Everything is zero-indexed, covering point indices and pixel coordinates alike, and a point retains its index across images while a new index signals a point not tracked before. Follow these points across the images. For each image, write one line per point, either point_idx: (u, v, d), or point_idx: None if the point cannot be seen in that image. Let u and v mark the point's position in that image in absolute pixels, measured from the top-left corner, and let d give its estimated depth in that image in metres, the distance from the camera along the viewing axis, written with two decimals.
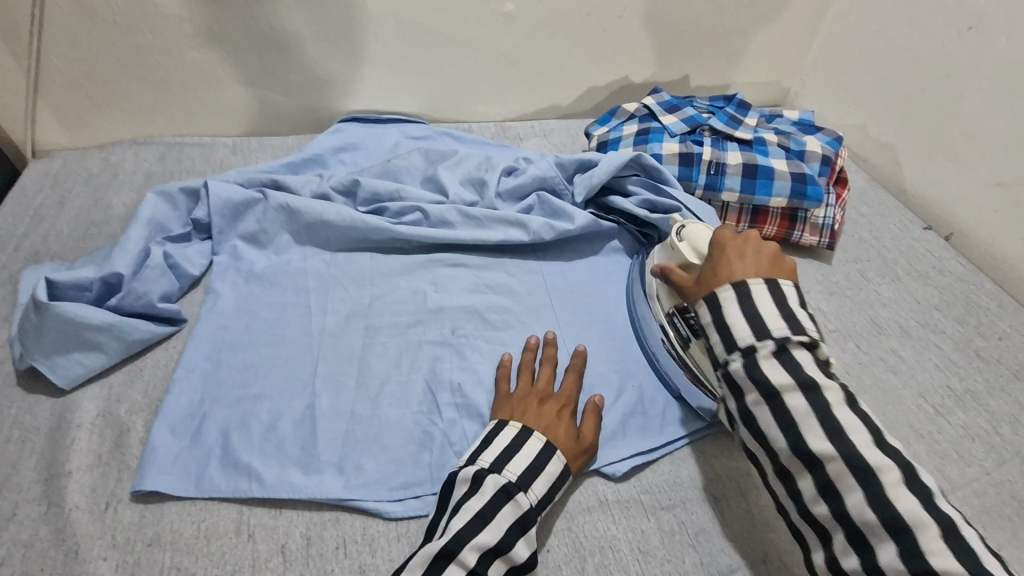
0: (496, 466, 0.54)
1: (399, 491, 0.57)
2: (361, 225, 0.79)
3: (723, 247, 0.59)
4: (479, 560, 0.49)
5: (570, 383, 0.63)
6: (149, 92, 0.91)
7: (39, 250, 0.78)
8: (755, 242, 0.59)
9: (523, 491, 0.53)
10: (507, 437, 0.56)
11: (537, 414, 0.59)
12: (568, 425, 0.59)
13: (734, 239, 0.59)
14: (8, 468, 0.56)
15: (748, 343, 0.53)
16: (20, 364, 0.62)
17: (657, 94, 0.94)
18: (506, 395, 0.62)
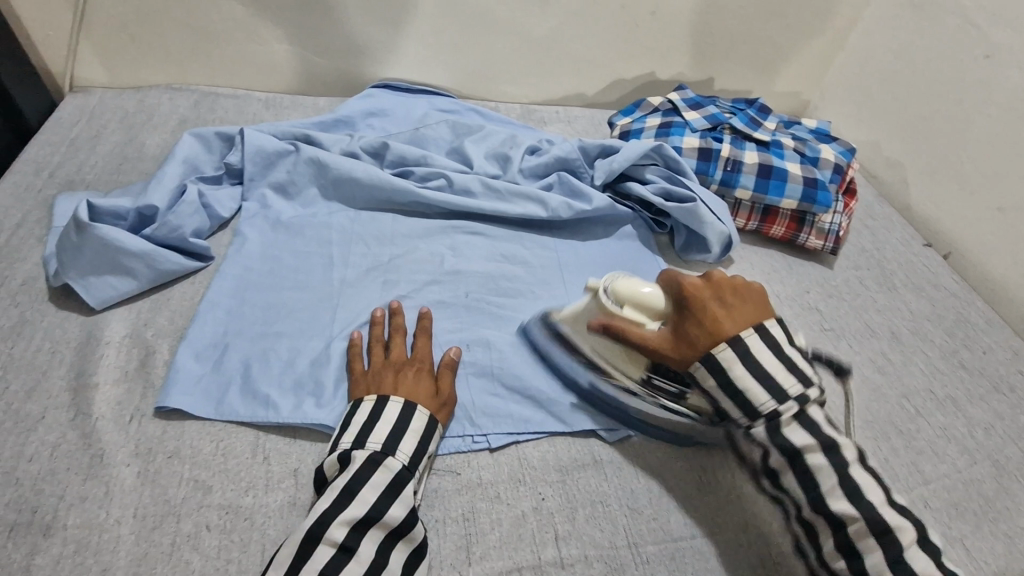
0: (358, 442, 0.54)
1: None
2: (387, 186, 0.81)
3: (697, 303, 0.55)
4: (348, 535, 0.49)
5: (422, 345, 0.64)
6: (191, 41, 0.93)
7: (72, 179, 0.81)
8: (725, 287, 0.55)
9: (390, 455, 0.54)
10: (363, 415, 0.56)
11: (394, 388, 0.59)
12: (429, 383, 0.61)
13: (705, 289, 0.55)
14: (39, 375, 0.59)
15: (771, 410, 0.51)
16: (55, 281, 0.66)
17: (682, 91, 0.98)
18: (356, 378, 0.61)
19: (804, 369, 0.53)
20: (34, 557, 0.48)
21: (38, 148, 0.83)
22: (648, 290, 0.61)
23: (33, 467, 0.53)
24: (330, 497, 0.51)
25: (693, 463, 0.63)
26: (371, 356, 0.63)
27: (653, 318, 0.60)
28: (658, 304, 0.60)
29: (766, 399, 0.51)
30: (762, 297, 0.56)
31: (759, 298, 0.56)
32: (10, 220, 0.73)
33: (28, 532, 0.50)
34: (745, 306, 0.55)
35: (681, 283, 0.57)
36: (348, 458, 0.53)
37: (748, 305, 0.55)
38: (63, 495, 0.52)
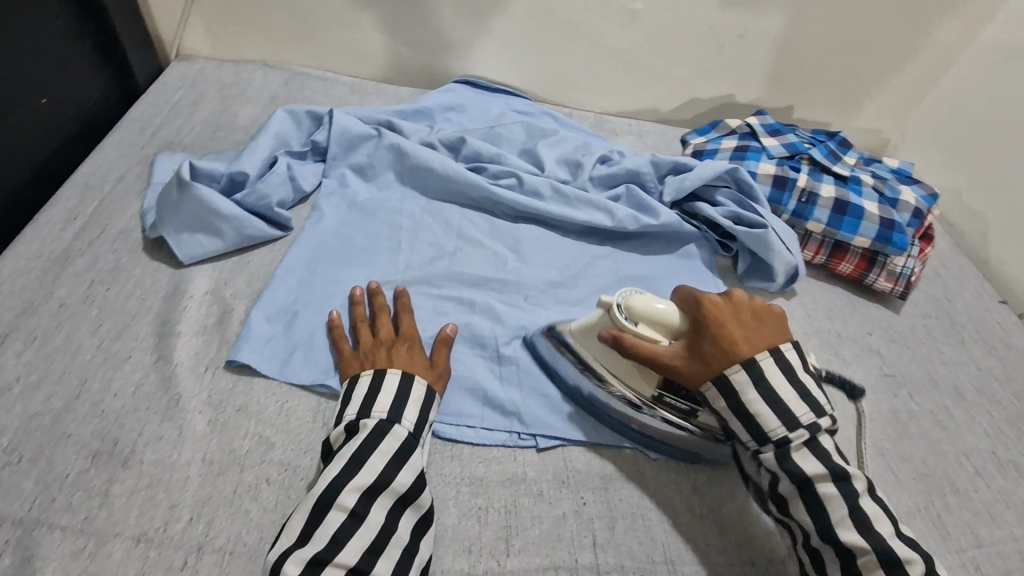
0: (364, 411, 0.56)
1: (453, 418, 0.62)
2: (460, 178, 0.84)
3: (714, 320, 0.55)
4: (359, 501, 0.50)
5: (409, 322, 0.66)
6: (290, 21, 0.98)
7: (172, 140, 0.86)
8: (743, 308, 0.56)
9: (397, 423, 0.55)
10: (365, 386, 0.58)
11: (388, 362, 0.60)
12: (422, 353, 0.63)
13: (725, 307, 0.56)
14: (129, 318, 0.64)
15: (781, 435, 0.52)
16: (150, 233, 0.71)
17: (761, 117, 0.97)
18: (343, 357, 0.62)
19: (818, 395, 0.54)
20: (112, 485, 0.52)
21: (144, 109, 0.89)
22: (661, 304, 0.58)
23: (118, 402, 0.57)
24: (341, 463, 0.51)
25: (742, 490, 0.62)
26: (358, 335, 0.64)
27: (664, 332, 0.58)
28: (671, 318, 0.57)
29: (777, 426, 0.52)
30: (778, 319, 0.57)
31: (775, 318, 0.57)
32: (115, 172, 0.79)
33: (108, 461, 0.54)
34: (761, 328, 0.56)
35: (700, 301, 0.57)
36: (357, 426, 0.54)
37: (767, 325, 0.56)
38: (141, 432, 0.56)
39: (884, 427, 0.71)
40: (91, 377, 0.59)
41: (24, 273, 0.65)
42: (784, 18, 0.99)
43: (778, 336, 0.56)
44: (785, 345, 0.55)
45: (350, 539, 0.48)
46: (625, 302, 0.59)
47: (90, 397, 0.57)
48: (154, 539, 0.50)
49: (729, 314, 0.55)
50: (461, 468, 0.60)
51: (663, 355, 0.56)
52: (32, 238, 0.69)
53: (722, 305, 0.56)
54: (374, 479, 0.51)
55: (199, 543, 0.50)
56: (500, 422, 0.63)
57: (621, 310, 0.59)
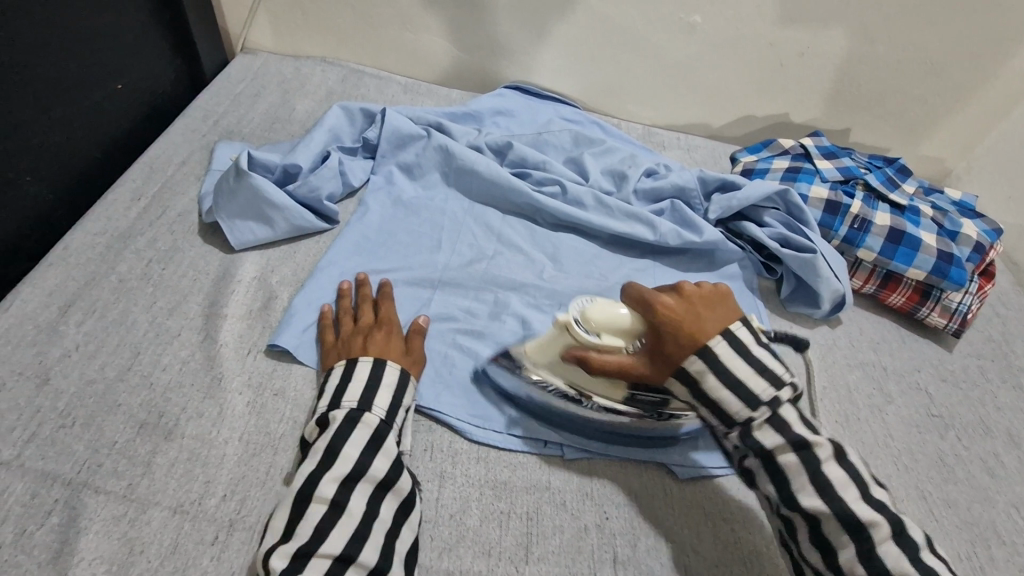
0: (334, 403, 0.56)
1: (481, 420, 0.63)
2: (504, 183, 0.84)
3: (669, 322, 0.51)
4: (338, 492, 0.50)
5: (387, 308, 0.66)
6: (351, 20, 1.01)
7: (232, 129, 0.90)
8: (695, 299, 0.52)
9: (367, 411, 0.56)
10: (334, 376, 0.58)
11: (364, 351, 0.61)
12: (399, 340, 0.64)
13: (673, 305, 0.51)
14: (181, 297, 0.67)
15: (746, 417, 0.50)
16: (207, 217, 0.74)
17: (817, 139, 0.94)
18: (325, 347, 0.63)
19: (781, 371, 0.51)
20: (155, 456, 0.55)
21: (209, 98, 0.93)
22: (615, 310, 0.57)
23: (165, 376, 0.60)
24: (314, 458, 0.52)
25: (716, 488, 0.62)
26: (341, 324, 0.65)
27: (622, 338, 0.56)
28: (624, 322, 0.56)
29: (739, 408, 0.50)
30: (727, 296, 0.53)
31: (725, 300, 0.53)
32: (178, 157, 0.82)
33: (153, 432, 0.56)
34: (715, 313, 0.51)
35: (650, 302, 0.52)
36: (327, 419, 0.55)
37: (717, 309, 0.52)
38: (185, 407, 0.58)
39: (928, 469, 0.68)
40: (143, 350, 0.62)
41: (90, 247, 0.69)
42: (847, 38, 0.96)
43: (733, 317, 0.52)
44: (739, 324, 0.51)
45: (370, 533, 0.49)
46: (581, 316, 0.59)
47: (141, 369, 0.60)
48: (189, 512, 0.52)
49: (677, 309, 0.51)
50: (485, 470, 0.60)
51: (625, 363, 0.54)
52: (99, 215, 0.73)
53: (669, 300, 0.52)
54: (358, 468, 0.51)
55: (230, 519, 0.52)
56: (523, 430, 0.63)
57: (579, 323, 0.59)
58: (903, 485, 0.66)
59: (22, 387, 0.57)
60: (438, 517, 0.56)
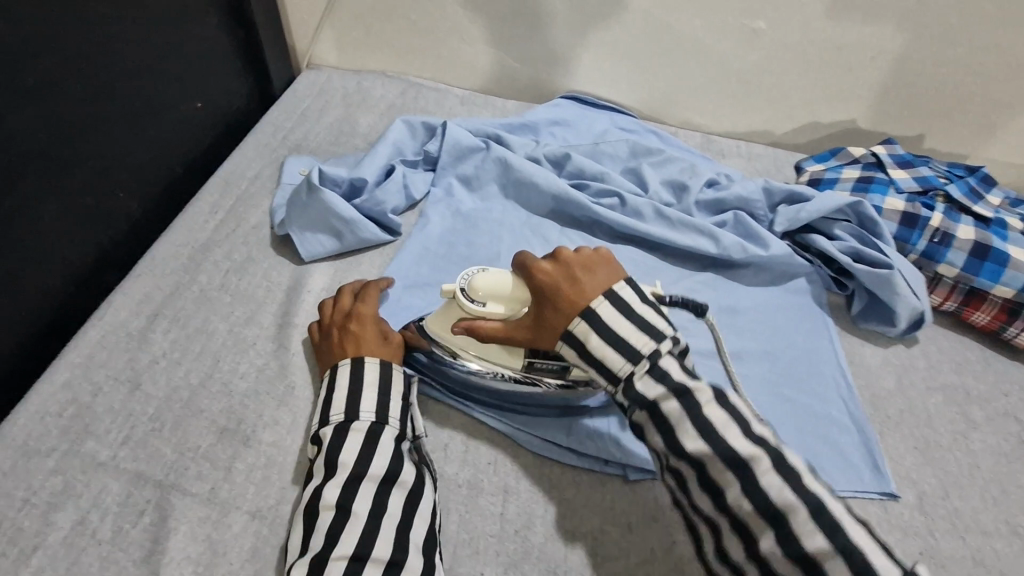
0: (323, 419, 0.56)
1: (538, 433, 0.62)
2: (563, 194, 0.84)
3: (549, 287, 0.53)
4: (340, 497, 0.51)
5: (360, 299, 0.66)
6: (411, 34, 1.03)
7: (300, 144, 0.93)
8: (573, 264, 0.54)
9: (354, 420, 0.55)
10: (324, 388, 0.59)
11: (344, 355, 0.61)
12: (374, 330, 0.63)
13: (553, 270, 0.54)
14: (256, 306, 0.70)
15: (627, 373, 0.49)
16: (278, 230, 0.77)
17: (890, 147, 0.89)
18: (314, 356, 0.65)
19: (659, 325, 0.51)
20: (235, 461, 0.57)
21: (279, 113, 0.97)
22: (498, 279, 0.59)
23: (243, 384, 0.63)
24: (320, 472, 0.53)
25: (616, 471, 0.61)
26: (321, 326, 0.65)
27: (504, 305, 0.58)
28: (506, 288, 0.58)
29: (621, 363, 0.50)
30: (609, 259, 0.55)
31: (607, 263, 0.54)
32: (250, 171, 0.86)
33: (233, 437, 0.59)
34: (595, 277, 0.53)
35: (531, 272, 0.55)
36: (321, 435, 0.55)
37: (600, 274, 0.53)
38: (262, 414, 0.61)
39: (1019, 502, 0.64)
40: (222, 358, 0.65)
41: (173, 258, 0.73)
42: (923, 40, 0.91)
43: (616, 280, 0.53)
44: (622, 285, 0.53)
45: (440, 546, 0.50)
46: (467, 286, 0.60)
47: (221, 377, 0.63)
48: (267, 516, 0.54)
49: (553, 274, 0.54)
50: (549, 486, 0.60)
51: (512, 330, 0.56)
52: (180, 227, 0.77)
53: (546, 265, 0.54)
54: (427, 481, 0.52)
55: None
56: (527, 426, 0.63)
57: (464, 293, 0.60)
58: (993, 521, 0.62)
59: (116, 392, 0.61)
60: (504, 532, 0.56)
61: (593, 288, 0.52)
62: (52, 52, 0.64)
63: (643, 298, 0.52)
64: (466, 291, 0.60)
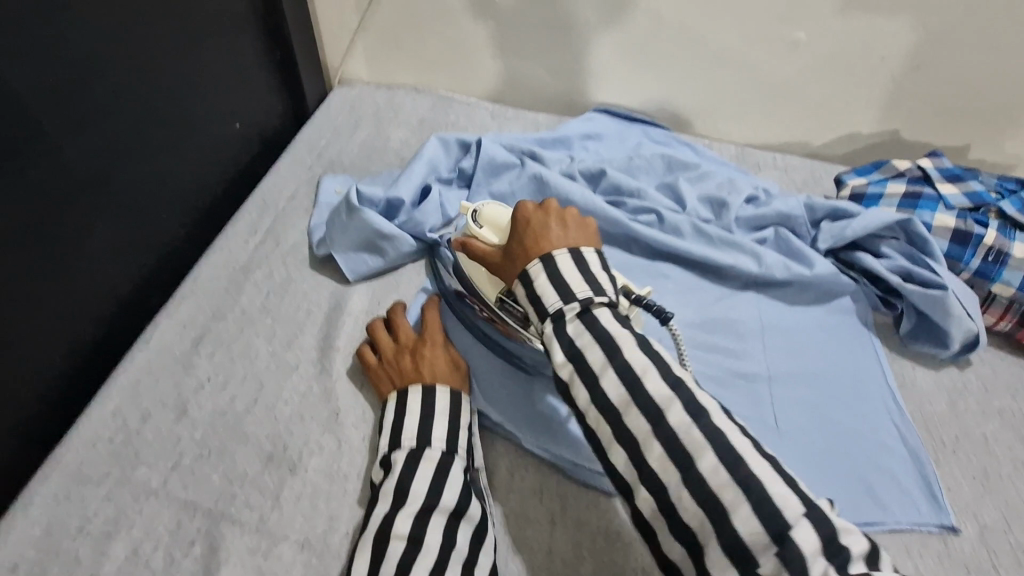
0: (394, 443, 0.57)
1: (579, 458, 0.61)
2: (600, 212, 0.83)
3: (525, 221, 0.58)
4: (411, 526, 0.51)
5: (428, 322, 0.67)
6: (442, 49, 1.03)
7: (334, 162, 0.93)
8: (555, 214, 0.58)
9: (428, 446, 0.56)
10: (390, 411, 0.59)
11: (416, 380, 0.62)
12: (445, 357, 0.64)
13: (534, 214, 0.58)
14: (297, 329, 0.70)
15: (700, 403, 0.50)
16: (318, 250, 0.77)
17: (937, 159, 0.85)
18: (371, 374, 0.64)
19: (602, 280, 0.53)
20: (282, 489, 0.57)
21: (312, 130, 0.98)
22: (500, 215, 0.67)
23: (288, 409, 0.63)
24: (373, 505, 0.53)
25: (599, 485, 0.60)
26: (381, 349, 0.65)
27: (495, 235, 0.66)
28: (501, 221, 0.66)
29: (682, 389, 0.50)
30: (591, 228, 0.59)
31: (585, 227, 0.58)
32: (287, 191, 0.87)
33: (279, 465, 0.59)
34: (568, 230, 0.57)
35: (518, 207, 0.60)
36: (390, 461, 0.56)
37: (573, 230, 0.57)
38: (307, 441, 0.61)
39: None
40: (266, 383, 0.65)
41: (215, 280, 0.74)
42: (971, 49, 0.89)
43: (585, 241, 0.57)
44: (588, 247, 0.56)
45: None
46: (477, 213, 0.68)
47: (265, 402, 0.63)
48: (315, 547, 0.54)
49: (535, 213, 0.58)
50: (597, 516, 0.59)
51: (489, 257, 0.62)
52: (221, 249, 0.78)
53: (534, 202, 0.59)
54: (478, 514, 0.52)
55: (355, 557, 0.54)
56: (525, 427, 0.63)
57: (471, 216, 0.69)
58: None
59: (164, 418, 0.61)
60: (552, 565, 0.56)
61: (559, 237, 0.56)
62: (99, 81, 0.65)
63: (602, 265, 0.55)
64: (475, 218, 0.68)
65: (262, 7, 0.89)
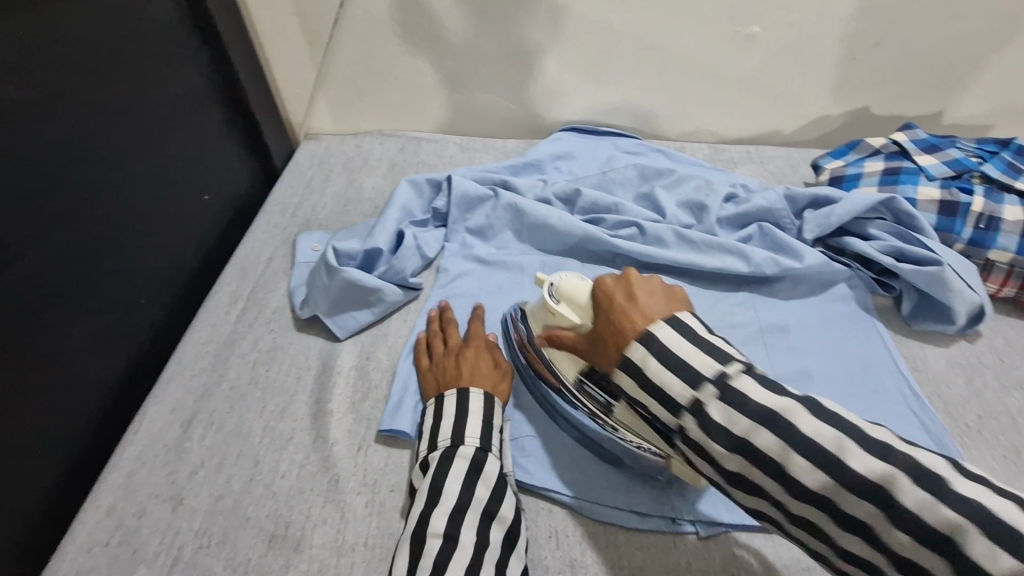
0: (432, 444, 0.58)
1: (601, 495, 0.60)
2: (581, 232, 0.82)
3: (603, 303, 0.49)
4: (450, 525, 0.50)
5: (477, 329, 0.70)
6: (402, 93, 1.02)
7: (309, 218, 0.93)
8: (636, 285, 0.49)
9: (461, 445, 0.57)
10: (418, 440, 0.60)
11: (458, 376, 0.64)
12: (489, 360, 0.67)
13: (612, 285, 0.49)
14: (288, 397, 0.68)
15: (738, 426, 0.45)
16: (300, 312, 0.76)
17: (911, 130, 0.84)
18: (421, 371, 0.67)
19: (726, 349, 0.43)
20: (288, 570, 0.55)
21: (284, 191, 0.97)
22: (580, 287, 0.60)
23: (287, 483, 0.61)
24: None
25: (661, 519, 0.59)
26: (432, 349, 0.69)
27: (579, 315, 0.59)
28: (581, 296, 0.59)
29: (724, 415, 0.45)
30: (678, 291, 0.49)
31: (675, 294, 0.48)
32: (264, 255, 0.86)
33: (282, 545, 0.57)
34: (654, 299, 0.47)
35: (593, 286, 0.51)
36: (428, 461, 0.56)
37: (661, 299, 0.47)
38: (309, 514, 0.59)
39: None
40: (262, 459, 0.63)
41: (200, 357, 0.73)
42: (928, 19, 0.88)
43: (675, 308, 0.47)
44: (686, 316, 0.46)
45: None
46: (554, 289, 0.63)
47: (262, 479, 0.61)
48: None
49: (613, 287, 0.49)
50: (617, 553, 0.57)
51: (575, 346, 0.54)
52: (203, 325, 0.76)
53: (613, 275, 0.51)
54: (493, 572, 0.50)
55: None
56: (569, 475, 0.62)
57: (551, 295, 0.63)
58: None
59: (160, 510, 0.59)
60: None
61: (647, 311, 0.46)
62: (63, 178, 0.64)
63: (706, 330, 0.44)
64: (552, 295, 0.63)
65: (217, 78, 0.90)
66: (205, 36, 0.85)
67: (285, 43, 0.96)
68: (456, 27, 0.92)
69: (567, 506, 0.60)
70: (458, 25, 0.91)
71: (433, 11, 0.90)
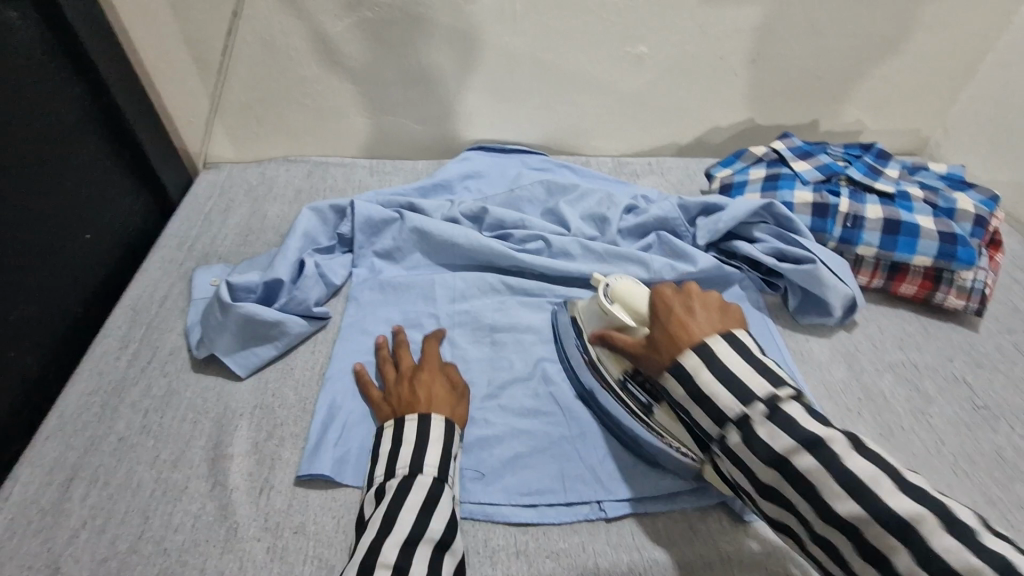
0: (388, 472, 0.57)
1: (529, 498, 0.62)
2: (488, 250, 0.83)
3: (665, 308, 0.56)
4: (400, 556, 0.49)
5: (429, 353, 0.70)
6: (306, 119, 1.00)
7: (208, 251, 0.88)
8: (697, 298, 0.56)
9: (420, 473, 0.56)
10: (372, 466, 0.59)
11: (411, 404, 0.63)
12: (441, 384, 0.66)
13: (675, 297, 0.56)
14: (183, 444, 0.65)
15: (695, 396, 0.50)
16: (197, 352, 0.72)
17: (788, 139, 0.92)
18: (374, 401, 0.66)
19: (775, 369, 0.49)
20: None
21: (180, 224, 0.92)
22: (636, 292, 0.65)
23: (179, 537, 0.57)
24: None
25: (590, 505, 0.62)
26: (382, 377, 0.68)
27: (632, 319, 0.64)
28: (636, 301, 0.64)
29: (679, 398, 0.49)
30: (731, 308, 0.56)
31: (727, 312, 0.55)
32: (158, 294, 0.81)
33: None
34: (711, 314, 0.54)
35: (656, 293, 0.58)
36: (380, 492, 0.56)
37: (716, 316, 0.54)
38: (204, 568, 0.55)
39: (990, 470, 0.65)
40: (152, 514, 0.59)
41: (83, 409, 0.67)
42: (797, 36, 0.96)
43: (731, 327, 0.53)
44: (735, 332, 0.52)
45: None
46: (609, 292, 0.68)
47: (153, 535, 0.57)
48: None
49: (676, 296, 0.57)
50: (528, 564, 0.58)
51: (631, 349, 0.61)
52: (87, 373, 0.71)
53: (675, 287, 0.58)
54: None
55: None
56: (500, 481, 0.63)
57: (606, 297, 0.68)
58: (968, 489, 0.63)
59: None
60: None
61: (699, 325, 0.53)
62: None
63: (758, 349, 0.51)
64: (608, 297, 0.68)
65: (95, 109, 0.84)
66: (76, 63, 0.80)
67: (175, 71, 0.92)
68: (354, 52, 0.91)
69: (489, 518, 0.61)
70: (356, 49, 0.91)
71: (329, 36, 0.89)
